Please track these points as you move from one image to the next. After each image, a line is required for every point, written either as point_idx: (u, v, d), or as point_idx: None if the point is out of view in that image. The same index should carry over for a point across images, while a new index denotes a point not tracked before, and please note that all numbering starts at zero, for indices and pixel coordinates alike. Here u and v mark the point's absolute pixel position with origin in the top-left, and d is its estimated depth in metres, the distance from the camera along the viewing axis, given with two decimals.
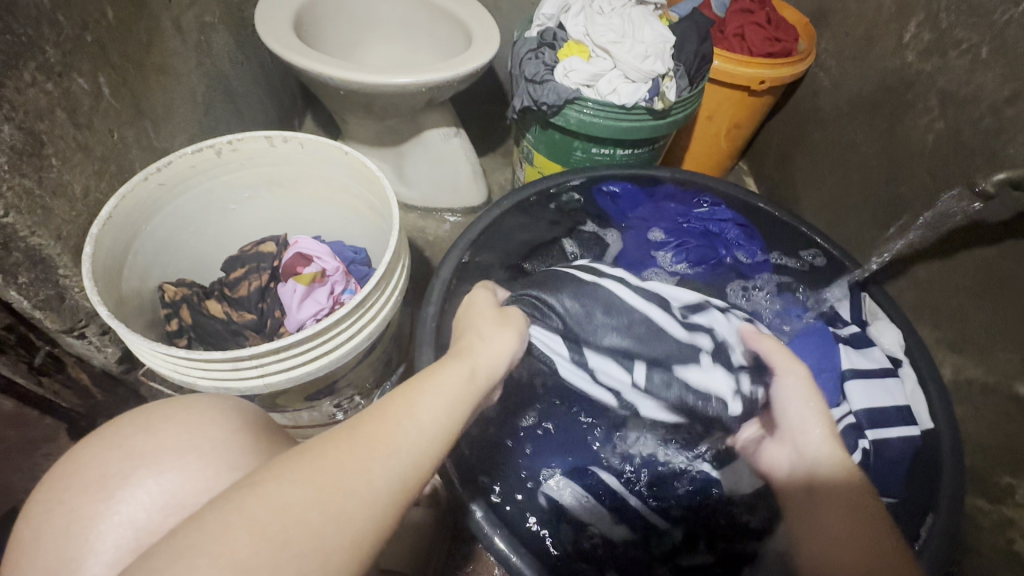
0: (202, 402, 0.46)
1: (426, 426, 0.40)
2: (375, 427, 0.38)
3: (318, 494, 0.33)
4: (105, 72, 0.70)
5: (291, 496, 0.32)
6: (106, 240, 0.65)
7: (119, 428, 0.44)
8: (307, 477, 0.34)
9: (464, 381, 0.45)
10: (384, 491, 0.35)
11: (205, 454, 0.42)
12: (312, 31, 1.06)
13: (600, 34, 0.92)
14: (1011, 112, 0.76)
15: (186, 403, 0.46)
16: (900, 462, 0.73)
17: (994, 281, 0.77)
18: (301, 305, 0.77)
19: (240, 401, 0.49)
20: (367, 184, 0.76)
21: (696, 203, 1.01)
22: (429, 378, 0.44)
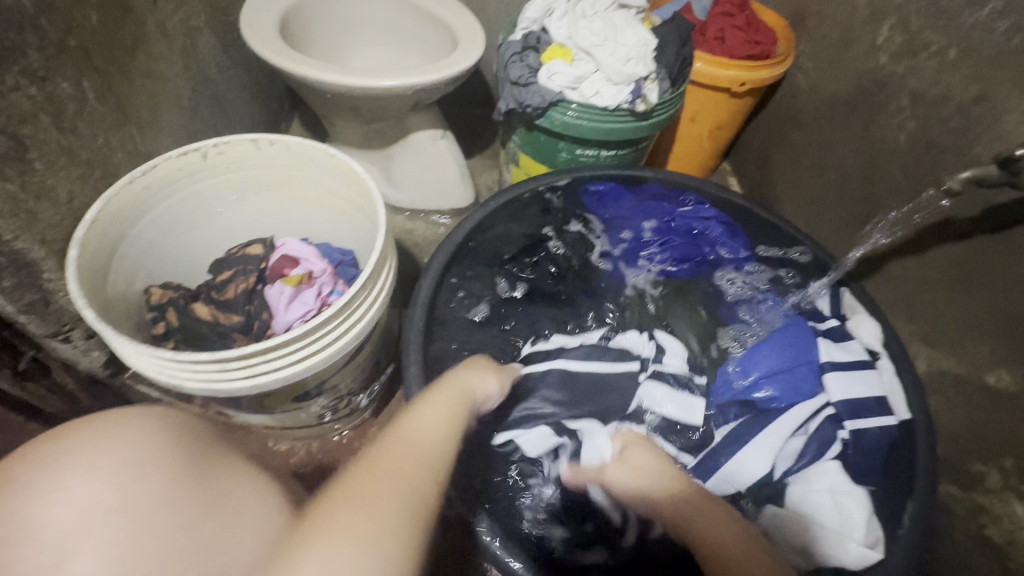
0: (143, 418, 0.47)
1: (419, 455, 0.46)
2: (383, 471, 0.43)
3: (362, 538, 0.37)
4: (89, 76, 0.70)
5: (337, 553, 0.35)
6: (92, 243, 0.65)
7: (66, 437, 0.45)
8: (350, 532, 0.37)
9: (440, 418, 0.52)
10: (413, 518, 0.40)
11: (145, 468, 0.43)
12: (298, 34, 1.07)
13: (583, 38, 0.94)
14: (978, 111, 0.78)
15: (128, 417, 0.47)
16: (877, 452, 0.75)
17: (964, 275, 0.80)
18: (288, 306, 0.77)
19: (180, 417, 0.49)
20: (354, 186, 0.77)
21: (681, 201, 1.02)
22: (406, 423, 0.50)
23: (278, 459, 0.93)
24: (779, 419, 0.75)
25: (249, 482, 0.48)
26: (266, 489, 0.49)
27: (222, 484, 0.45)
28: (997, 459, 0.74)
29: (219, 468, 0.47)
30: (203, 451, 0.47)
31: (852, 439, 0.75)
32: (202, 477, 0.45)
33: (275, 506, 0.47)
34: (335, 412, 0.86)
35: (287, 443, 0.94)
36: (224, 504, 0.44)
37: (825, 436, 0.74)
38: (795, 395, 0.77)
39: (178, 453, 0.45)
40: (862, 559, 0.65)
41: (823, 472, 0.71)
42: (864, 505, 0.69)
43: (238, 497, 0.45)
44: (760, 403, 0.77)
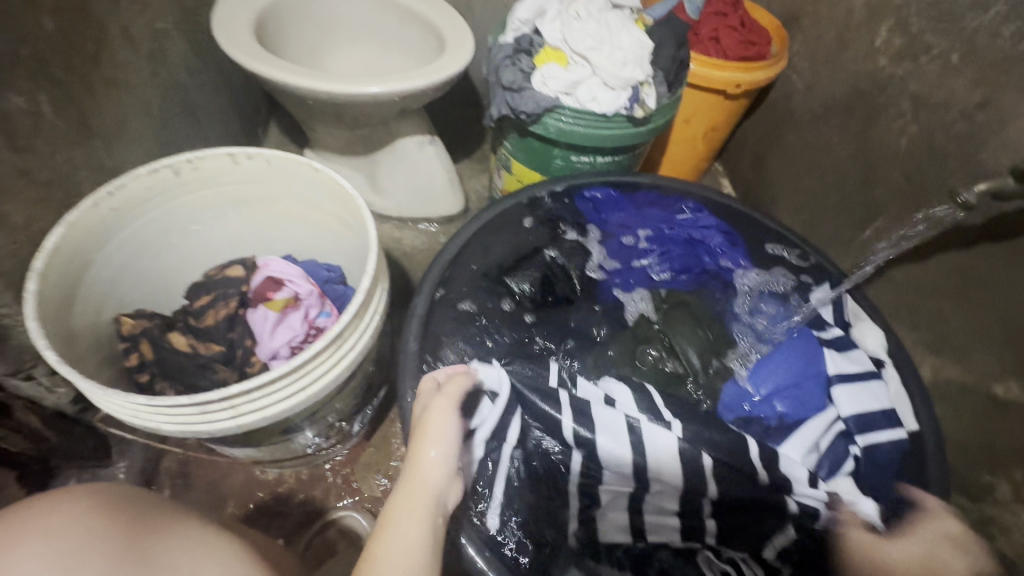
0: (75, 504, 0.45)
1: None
2: None
3: None
4: (46, 88, 0.64)
5: None
6: (55, 272, 0.60)
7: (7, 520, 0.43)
8: None
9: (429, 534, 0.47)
10: None
11: (78, 556, 0.41)
12: (275, 36, 1.01)
13: (578, 40, 0.89)
14: (982, 117, 0.77)
15: (59, 503, 0.45)
16: (888, 466, 0.73)
17: (970, 283, 0.79)
18: (273, 333, 0.73)
19: (111, 495, 0.48)
20: (341, 201, 0.72)
21: (678, 208, 1.00)
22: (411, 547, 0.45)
23: (267, 488, 0.88)
24: (792, 436, 0.74)
25: (196, 543, 0.48)
26: (213, 544, 0.49)
27: (168, 554, 0.45)
28: (1006, 469, 0.73)
29: (162, 539, 0.46)
30: (140, 527, 0.46)
31: (865, 454, 0.74)
32: (146, 552, 0.44)
33: (227, 561, 0.48)
34: (326, 440, 0.81)
35: (275, 471, 0.89)
36: (175, 570, 0.44)
37: (837, 453, 0.73)
38: (803, 410, 0.76)
39: (111, 534, 0.43)
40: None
41: (835, 488, 0.70)
42: (882, 519, 0.66)
43: (188, 561, 0.45)
44: (771, 420, 0.76)
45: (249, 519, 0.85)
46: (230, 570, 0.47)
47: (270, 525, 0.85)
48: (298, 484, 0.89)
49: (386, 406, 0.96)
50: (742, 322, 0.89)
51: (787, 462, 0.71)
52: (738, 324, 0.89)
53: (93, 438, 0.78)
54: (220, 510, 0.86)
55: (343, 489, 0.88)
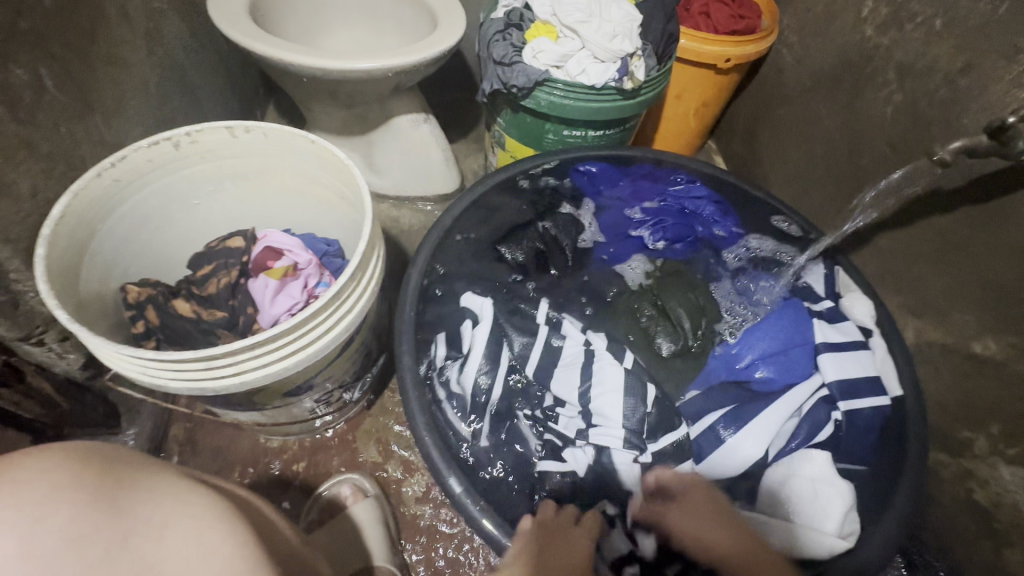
0: (44, 462, 0.44)
1: None
2: None
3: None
4: (46, 63, 0.66)
5: None
6: (61, 240, 0.62)
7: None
8: None
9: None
10: None
11: (53, 500, 0.42)
12: (268, 16, 1.02)
13: (568, 14, 0.91)
14: (964, 82, 0.78)
15: (25, 464, 0.44)
16: (872, 429, 0.76)
17: (952, 246, 0.80)
18: (274, 301, 0.75)
19: (83, 445, 0.47)
20: (337, 174, 0.74)
21: (671, 179, 1.02)
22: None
23: (271, 454, 0.91)
24: (777, 401, 0.76)
25: (173, 492, 0.47)
26: (189, 494, 0.48)
27: (141, 504, 0.45)
28: (984, 424, 0.75)
29: (137, 488, 0.46)
30: (117, 474, 0.46)
31: (846, 419, 0.76)
32: (117, 501, 0.44)
33: (202, 513, 0.47)
34: (327, 406, 0.84)
35: (279, 439, 0.92)
36: (144, 523, 0.44)
37: (817, 418, 0.75)
38: (791, 376, 0.78)
39: (87, 481, 0.44)
40: (832, 550, 0.66)
41: (810, 459, 0.71)
42: (846, 498, 0.68)
43: (158, 513, 0.45)
44: (757, 384, 0.79)
45: (254, 484, 0.89)
46: (201, 525, 0.46)
47: (275, 489, 0.89)
48: (300, 450, 0.92)
49: (385, 377, 0.99)
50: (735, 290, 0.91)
51: (766, 422, 0.73)
52: (729, 291, 0.91)
53: (103, 405, 0.80)
54: (227, 475, 0.89)
55: (345, 454, 0.92)
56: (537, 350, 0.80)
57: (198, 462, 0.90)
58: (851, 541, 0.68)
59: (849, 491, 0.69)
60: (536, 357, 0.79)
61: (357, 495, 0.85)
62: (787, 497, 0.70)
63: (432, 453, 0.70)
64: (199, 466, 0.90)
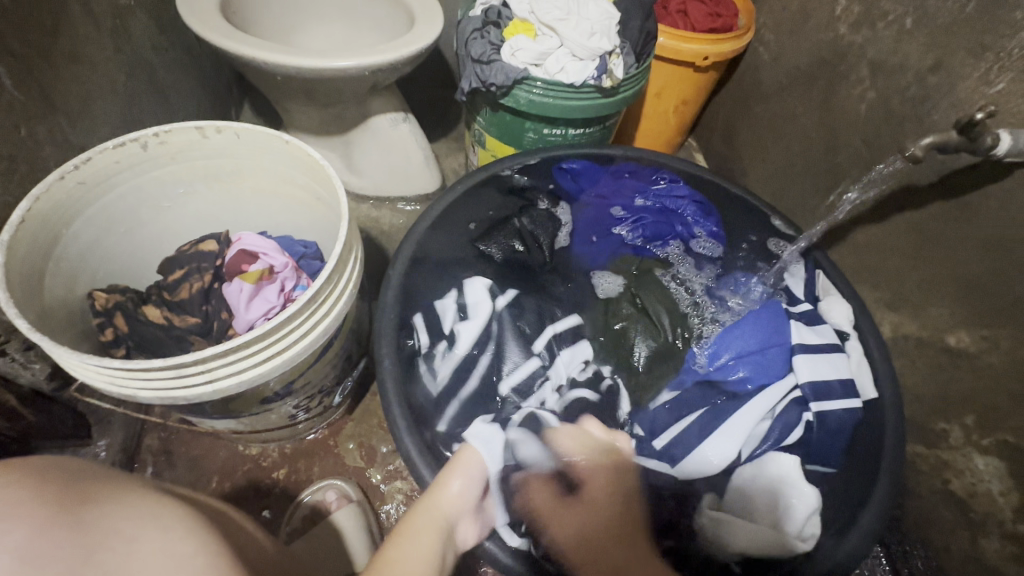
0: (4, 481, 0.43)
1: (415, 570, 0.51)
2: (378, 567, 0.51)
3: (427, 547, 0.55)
4: (4, 61, 0.63)
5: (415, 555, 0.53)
6: (22, 246, 0.59)
7: None
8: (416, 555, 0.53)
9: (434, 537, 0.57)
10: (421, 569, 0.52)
11: (12, 516, 0.40)
12: (241, 14, 1.00)
13: (546, 12, 0.91)
14: (934, 79, 0.79)
15: None
16: (841, 432, 0.76)
17: (925, 241, 0.82)
18: (249, 305, 0.74)
19: (53, 461, 0.46)
20: (312, 174, 0.72)
21: (655, 178, 1.00)
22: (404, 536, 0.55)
23: (249, 463, 0.89)
24: (748, 404, 0.77)
25: (144, 506, 0.45)
26: (162, 506, 0.46)
27: (107, 518, 0.42)
28: (959, 416, 0.77)
29: (105, 501, 0.44)
30: (85, 491, 0.44)
31: (818, 421, 0.76)
32: (80, 515, 0.42)
33: (172, 526, 0.44)
34: (307, 411, 0.82)
35: (257, 446, 0.90)
36: (110, 538, 0.41)
37: (789, 420, 0.76)
38: (764, 377, 0.79)
39: (48, 496, 0.42)
40: (792, 548, 0.67)
41: (776, 459, 0.71)
42: (808, 501, 0.67)
43: (127, 525, 0.43)
44: (731, 384, 0.79)
45: (233, 492, 0.87)
46: (170, 538, 0.43)
47: (253, 499, 0.86)
48: (281, 457, 0.90)
49: (366, 382, 0.97)
50: (706, 286, 0.93)
51: (738, 429, 0.74)
52: (699, 285, 0.92)
53: (71, 416, 0.77)
54: (205, 485, 0.87)
55: (326, 460, 0.90)
56: (503, 339, 0.83)
57: (174, 473, 0.87)
58: (811, 544, 0.68)
59: (814, 495, 0.68)
60: (491, 350, 0.82)
61: (342, 500, 0.84)
62: (753, 499, 0.70)
63: (397, 420, 0.69)
64: (176, 476, 0.87)
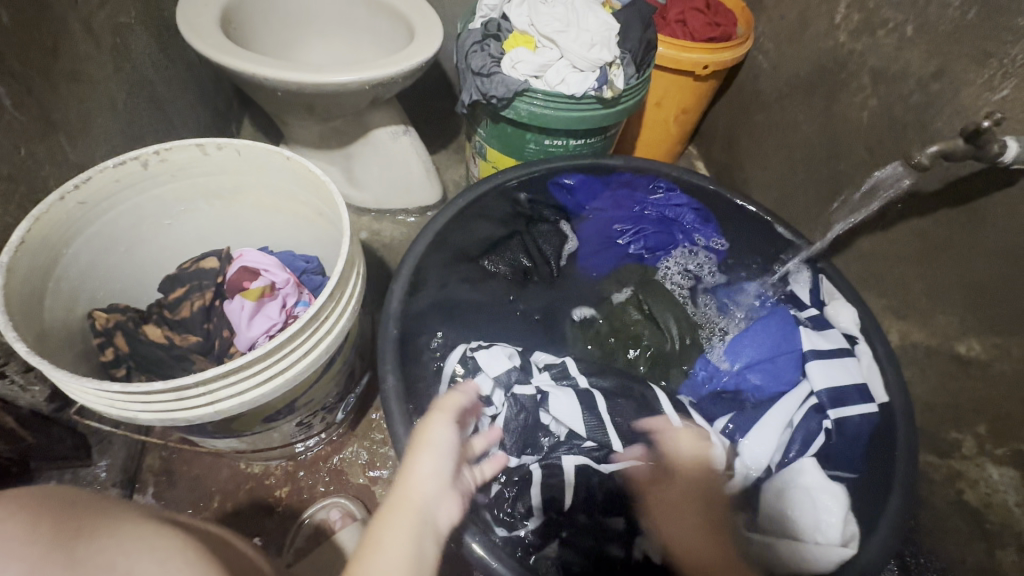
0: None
1: None
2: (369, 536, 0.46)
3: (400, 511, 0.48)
4: (4, 82, 0.63)
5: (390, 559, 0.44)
6: (21, 267, 0.58)
7: None
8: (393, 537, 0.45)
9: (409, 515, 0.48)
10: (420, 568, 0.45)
11: (5, 555, 0.39)
12: (240, 30, 1.00)
13: (546, 24, 0.90)
14: (936, 86, 0.79)
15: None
16: (860, 437, 0.75)
17: (931, 248, 0.81)
18: (250, 323, 0.73)
19: (55, 491, 0.46)
20: (313, 189, 0.71)
21: (653, 188, 0.97)
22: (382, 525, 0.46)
23: (252, 481, 0.88)
24: (771, 408, 0.77)
25: (137, 535, 0.44)
26: (156, 537, 0.44)
27: (101, 555, 0.41)
28: (971, 425, 0.76)
29: (100, 536, 0.42)
30: (77, 523, 0.42)
31: (837, 428, 0.75)
32: (75, 552, 0.40)
33: (169, 556, 0.42)
34: (310, 429, 0.81)
35: (260, 464, 0.89)
36: (107, 572, 0.40)
37: (810, 428, 0.75)
38: (777, 383, 0.79)
39: (40, 533, 0.40)
40: (838, 559, 0.65)
41: (801, 470, 0.71)
42: (841, 501, 0.68)
43: (122, 561, 0.41)
44: (748, 392, 0.80)
45: (236, 512, 0.85)
46: (167, 568, 0.42)
47: (255, 518, 0.85)
48: (284, 475, 0.89)
49: (369, 397, 0.96)
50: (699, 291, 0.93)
51: (758, 442, 0.74)
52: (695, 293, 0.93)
53: (71, 438, 0.76)
54: (206, 505, 0.86)
55: (328, 478, 0.89)
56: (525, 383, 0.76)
57: (176, 492, 0.86)
58: (854, 546, 0.66)
59: (844, 494, 0.69)
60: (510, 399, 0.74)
61: (346, 519, 0.82)
62: (788, 508, 0.69)
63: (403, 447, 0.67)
64: (176, 496, 0.86)
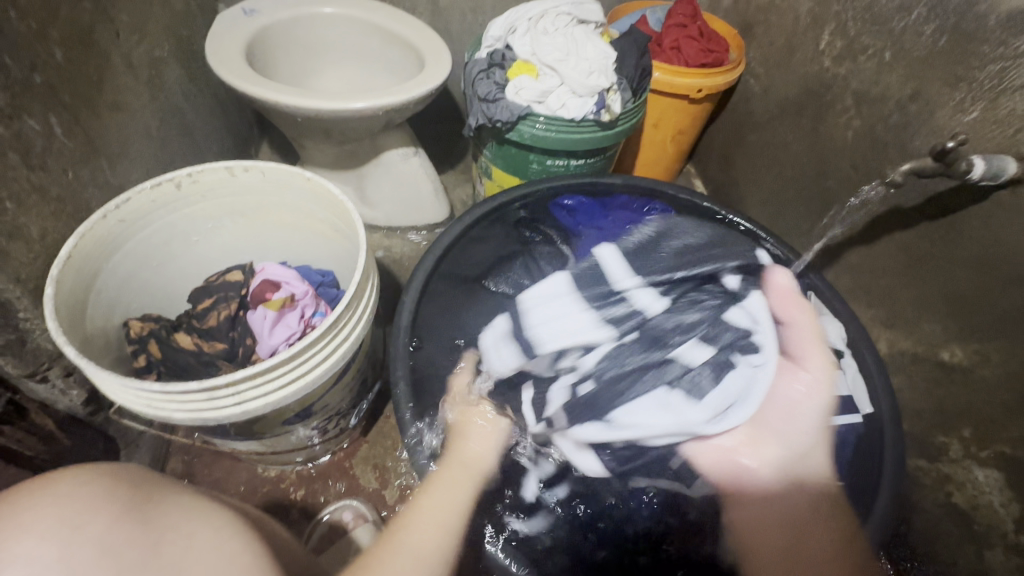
0: (78, 475, 0.46)
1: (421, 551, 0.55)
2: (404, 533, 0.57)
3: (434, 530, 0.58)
4: (56, 112, 0.70)
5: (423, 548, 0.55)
6: (68, 278, 0.64)
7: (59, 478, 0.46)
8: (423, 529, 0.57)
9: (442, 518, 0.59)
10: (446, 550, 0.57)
11: (86, 513, 0.43)
12: (263, 61, 1.08)
13: (547, 53, 0.97)
14: (913, 108, 0.84)
15: (64, 475, 0.46)
16: (845, 447, 0.76)
17: (915, 260, 0.85)
18: (272, 331, 0.78)
19: (122, 463, 0.50)
20: (331, 207, 0.77)
21: (648, 210, 1.04)
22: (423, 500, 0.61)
23: (269, 484, 0.92)
24: None
25: (195, 506, 0.49)
26: (209, 509, 0.50)
27: (169, 518, 0.46)
28: (957, 429, 0.79)
29: (165, 502, 0.48)
30: (145, 490, 0.48)
31: (822, 437, 0.76)
32: (147, 513, 0.46)
33: (222, 526, 0.48)
34: (325, 433, 0.85)
35: (276, 469, 0.93)
36: (173, 532, 0.45)
37: None
38: None
39: (117, 495, 0.46)
40: None
41: None
42: None
43: (184, 523, 0.47)
44: None
45: None
46: (220, 534, 0.47)
47: None
48: (299, 478, 0.93)
49: (380, 405, 1.01)
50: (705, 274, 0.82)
51: None
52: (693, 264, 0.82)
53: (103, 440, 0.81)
54: None
55: (341, 482, 0.93)
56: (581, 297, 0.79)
57: None
58: None
59: None
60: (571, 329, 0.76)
61: (358, 520, 0.86)
62: None
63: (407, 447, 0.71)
64: None
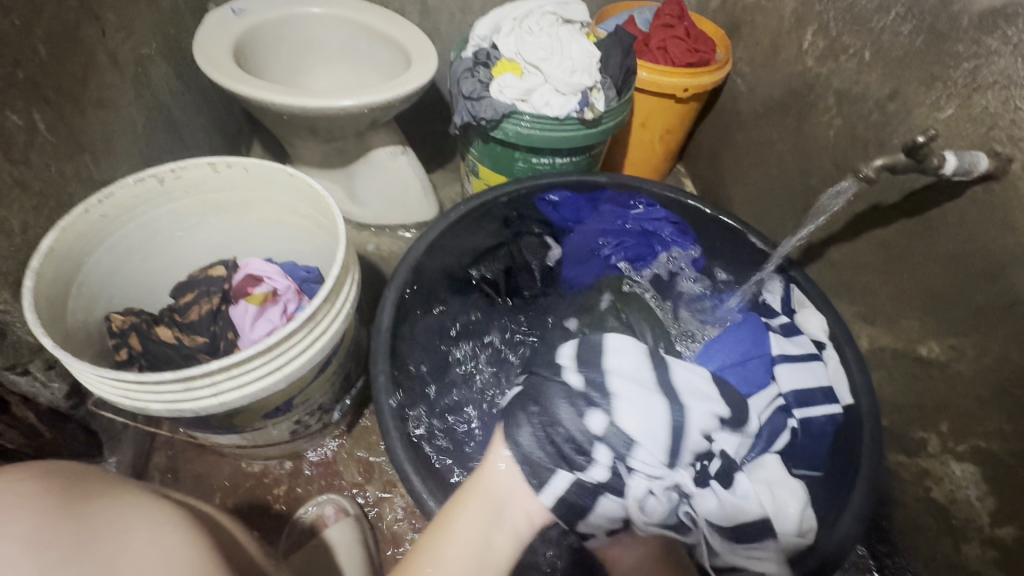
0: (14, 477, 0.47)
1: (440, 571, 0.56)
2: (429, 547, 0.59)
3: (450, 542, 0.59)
4: (39, 108, 0.70)
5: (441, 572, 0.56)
6: (48, 271, 0.65)
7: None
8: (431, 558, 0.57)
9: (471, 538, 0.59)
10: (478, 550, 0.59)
11: (17, 509, 0.45)
12: (251, 60, 1.09)
13: (531, 52, 0.98)
14: (892, 106, 0.85)
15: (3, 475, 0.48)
16: (823, 436, 0.80)
17: (894, 256, 0.86)
18: (253, 325, 0.80)
19: (64, 465, 0.51)
20: (313, 203, 0.78)
21: (632, 204, 1.04)
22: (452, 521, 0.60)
23: (252, 479, 0.93)
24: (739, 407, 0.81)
25: (136, 504, 0.50)
26: (150, 505, 0.50)
27: (104, 515, 0.47)
28: (935, 423, 0.80)
29: (101, 500, 0.48)
30: (84, 489, 0.49)
31: (802, 426, 0.79)
32: (80, 510, 0.46)
33: (162, 520, 0.49)
34: (308, 428, 0.86)
35: (260, 463, 0.93)
36: (104, 529, 0.46)
37: (775, 425, 0.78)
38: (748, 386, 0.82)
39: (51, 493, 0.47)
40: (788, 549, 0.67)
41: (763, 464, 0.72)
42: (799, 496, 0.69)
43: (117, 519, 0.47)
44: None
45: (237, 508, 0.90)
46: (157, 530, 0.48)
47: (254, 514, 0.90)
48: (282, 473, 0.93)
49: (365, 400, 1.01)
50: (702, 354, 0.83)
51: None
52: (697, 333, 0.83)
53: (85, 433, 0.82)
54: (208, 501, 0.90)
55: (324, 476, 0.93)
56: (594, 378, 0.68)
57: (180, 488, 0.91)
58: (809, 537, 0.69)
59: (802, 489, 0.71)
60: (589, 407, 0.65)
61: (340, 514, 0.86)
62: None
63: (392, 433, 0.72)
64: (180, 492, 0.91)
